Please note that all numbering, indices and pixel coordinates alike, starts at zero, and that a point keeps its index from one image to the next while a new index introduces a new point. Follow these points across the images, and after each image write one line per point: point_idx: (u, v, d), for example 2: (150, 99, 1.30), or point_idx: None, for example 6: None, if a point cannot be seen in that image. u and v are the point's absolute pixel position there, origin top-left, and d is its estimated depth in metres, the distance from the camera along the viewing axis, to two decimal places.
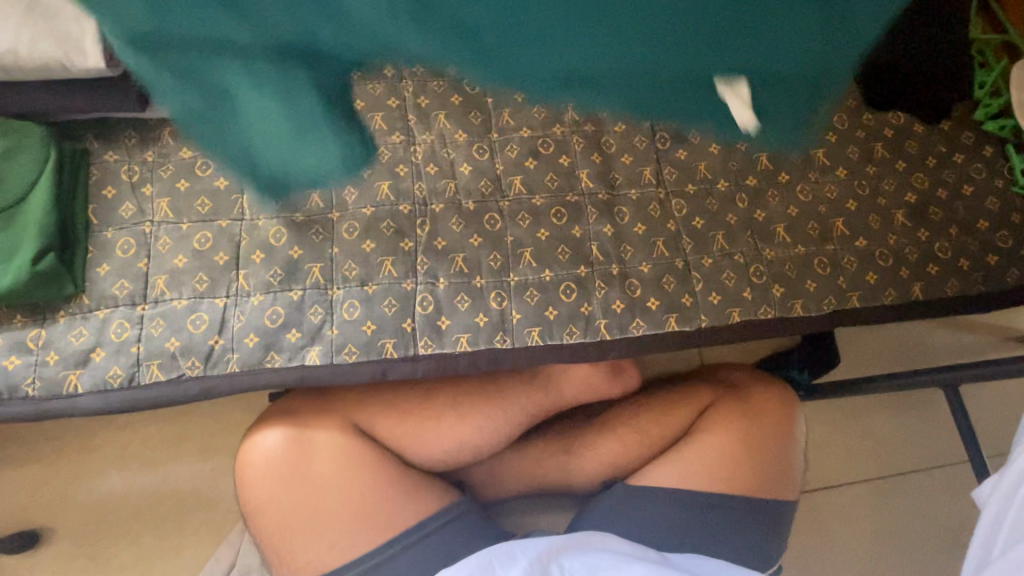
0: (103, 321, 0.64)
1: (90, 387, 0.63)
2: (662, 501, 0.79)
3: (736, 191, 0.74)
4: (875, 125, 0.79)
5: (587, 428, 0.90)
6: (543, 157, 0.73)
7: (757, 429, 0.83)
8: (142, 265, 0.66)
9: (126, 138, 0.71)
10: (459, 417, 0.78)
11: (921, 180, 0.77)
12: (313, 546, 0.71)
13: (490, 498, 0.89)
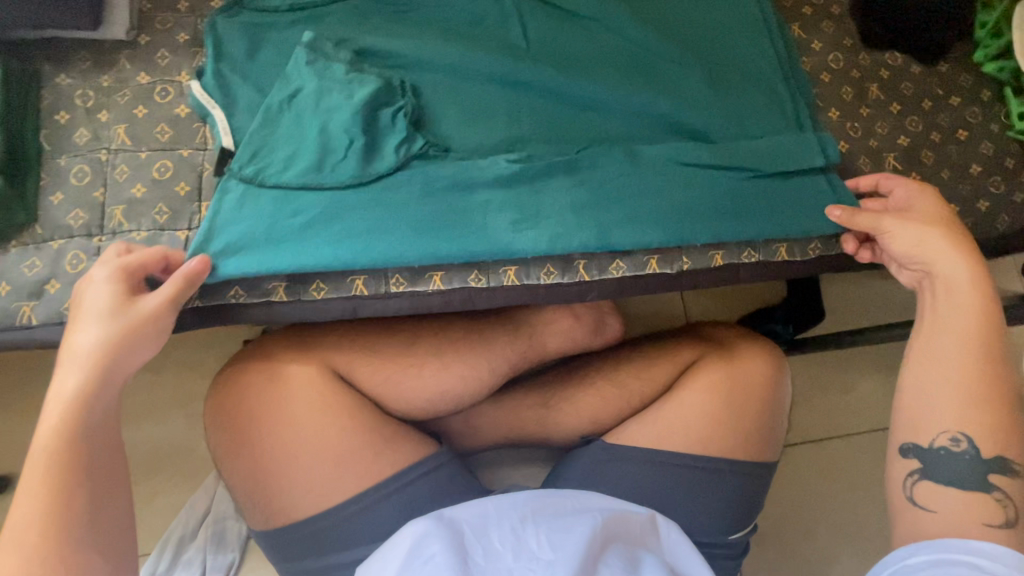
0: (58, 252, 0.61)
1: (45, 319, 0.60)
2: (641, 452, 0.78)
3: None
4: (871, 65, 0.76)
5: (569, 381, 0.89)
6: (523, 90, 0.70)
7: (745, 382, 0.81)
8: (98, 194, 0.63)
9: (80, 60, 0.67)
10: (440, 365, 0.75)
11: (915, 123, 0.74)
12: (284, 492, 0.68)
13: (469, 448, 0.88)
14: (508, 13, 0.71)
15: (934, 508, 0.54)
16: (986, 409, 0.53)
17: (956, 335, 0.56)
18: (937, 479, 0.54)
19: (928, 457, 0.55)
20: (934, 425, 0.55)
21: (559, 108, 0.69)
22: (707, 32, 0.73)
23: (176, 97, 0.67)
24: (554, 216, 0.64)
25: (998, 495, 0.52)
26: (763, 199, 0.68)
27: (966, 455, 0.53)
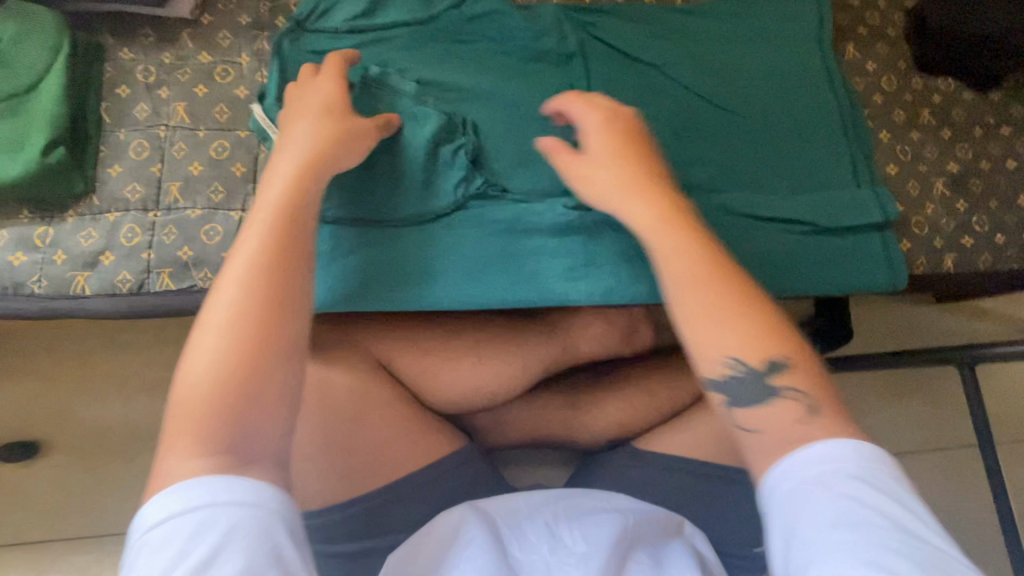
0: (114, 224, 0.62)
1: (98, 291, 0.60)
2: (668, 459, 0.79)
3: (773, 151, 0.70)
4: (923, 89, 0.76)
5: (597, 385, 0.90)
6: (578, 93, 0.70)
7: None
8: (155, 170, 0.64)
9: (143, 36, 0.67)
10: (478, 360, 0.76)
11: (964, 151, 0.74)
12: (318, 476, 0.68)
13: (494, 444, 0.88)
14: (571, 50, 0.70)
15: (758, 428, 0.46)
16: (754, 326, 0.46)
17: (689, 277, 0.48)
18: (745, 403, 0.46)
19: (730, 392, 0.46)
20: (707, 355, 0.47)
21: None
22: (769, 80, 0.72)
23: (236, 78, 0.67)
24: (607, 264, 0.65)
25: (790, 396, 0.45)
26: (818, 256, 0.68)
27: (746, 375, 0.46)
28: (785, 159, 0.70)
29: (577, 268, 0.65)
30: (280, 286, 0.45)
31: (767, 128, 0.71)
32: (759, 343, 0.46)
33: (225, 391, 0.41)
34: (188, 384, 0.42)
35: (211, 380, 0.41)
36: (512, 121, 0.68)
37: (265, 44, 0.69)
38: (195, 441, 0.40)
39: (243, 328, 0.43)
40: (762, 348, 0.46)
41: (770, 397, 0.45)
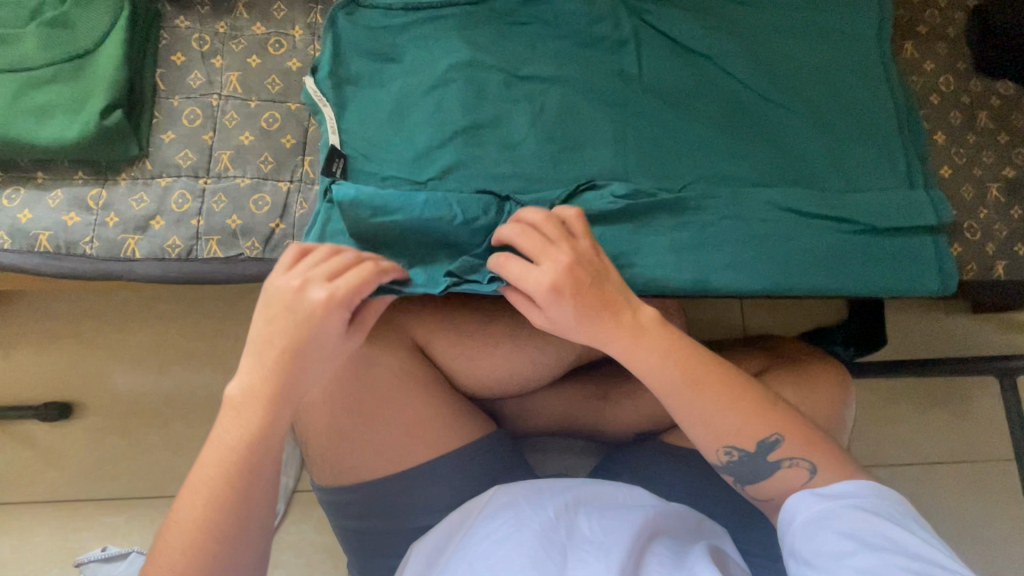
0: (165, 189, 0.62)
1: (148, 254, 0.61)
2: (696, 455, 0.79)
3: (824, 147, 0.69)
4: (982, 92, 0.74)
5: (627, 378, 0.90)
6: (628, 80, 0.69)
7: (814, 398, 0.79)
8: (207, 138, 0.64)
9: (199, 4, 0.67)
10: (515, 345, 0.76)
11: (1022, 156, 0.72)
12: (352, 450, 0.69)
13: (519, 432, 0.88)
14: (625, 37, 0.69)
15: (758, 481, 0.59)
16: (750, 418, 0.58)
17: (681, 385, 0.58)
18: (749, 480, 0.60)
19: (735, 472, 0.60)
20: (713, 449, 0.59)
21: (666, 141, 0.68)
22: (822, 75, 0.71)
23: (289, 50, 0.67)
24: (654, 253, 0.64)
25: (787, 462, 0.58)
26: (866, 257, 0.67)
27: (740, 458, 0.59)
28: (838, 158, 0.69)
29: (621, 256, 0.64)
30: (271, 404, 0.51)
31: (821, 126, 0.70)
32: (756, 428, 0.58)
33: (190, 551, 0.47)
34: (170, 530, 0.48)
35: (193, 516, 0.48)
36: (562, 104, 0.68)
37: (319, 17, 0.69)
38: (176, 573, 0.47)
39: (213, 507, 0.48)
40: (756, 431, 0.58)
41: (775, 466, 0.58)
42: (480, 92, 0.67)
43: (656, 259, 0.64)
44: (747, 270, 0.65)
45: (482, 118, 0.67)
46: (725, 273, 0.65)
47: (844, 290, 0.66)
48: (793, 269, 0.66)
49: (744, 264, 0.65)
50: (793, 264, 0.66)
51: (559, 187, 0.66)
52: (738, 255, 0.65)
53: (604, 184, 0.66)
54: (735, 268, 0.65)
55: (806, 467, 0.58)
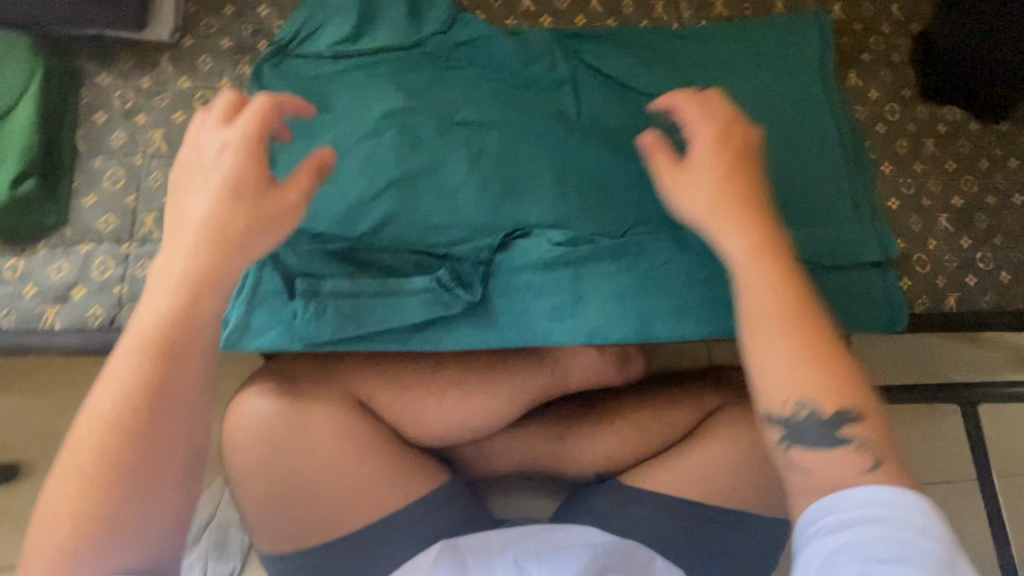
0: (86, 257, 0.60)
1: (68, 326, 0.58)
2: (657, 499, 0.78)
3: (770, 182, 0.68)
4: (928, 119, 0.73)
5: (589, 417, 0.89)
6: (567, 121, 0.67)
7: (767, 441, 0.79)
8: (130, 201, 0.62)
9: (121, 60, 0.65)
10: (463, 395, 0.75)
11: (969, 184, 0.71)
12: (297, 513, 0.67)
13: (481, 474, 0.87)
14: (561, 78, 0.68)
15: (809, 469, 0.43)
16: (831, 418, 0.41)
17: (751, 254, 0.45)
18: (804, 443, 0.42)
19: (790, 427, 0.43)
20: (783, 381, 0.42)
21: (608, 182, 0.66)
22: (765, 108, 0.70)
23: (215, 104, 0.65)
24: (596, 303, 0.63)
25: (852, 446, 0.41)
26: (812, 294, 0.65)
27: (811, 412, 0.42)
28: (784, 193, 0.68)
29: (562, 306, 0.63)
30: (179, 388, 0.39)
31: (765, 161, 0.68)
32: (834, 408, 0.41)
33: (99, 489, 0.37)
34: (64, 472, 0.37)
35: (105, 444, 0.37)
36: (499, 148, 0.66)
37: (247, 69, 0.67)
38: (85, 491, 0.37)
39: (116, 443, 0.38)
40: (837, 396, 0.42)
41: (834, 445, 0.42)
42: (414, 139, 0.65)
43: (598, 308, 0.63)
44: (693, 315, 0.64)
45: (416, 166, 0.64)
46: (669, 319, 0.63)
47: None
48: (739, 312, 0.64)
49: (689, 309, 0.64)
50: (739, 307, 0.64)
51: (498, 234, 0.64)
52: (683, 300, 0.64)
53: (544, 230, 0.64)
54: (680, 313, 0.64)
55: (869, 465, 0.41)
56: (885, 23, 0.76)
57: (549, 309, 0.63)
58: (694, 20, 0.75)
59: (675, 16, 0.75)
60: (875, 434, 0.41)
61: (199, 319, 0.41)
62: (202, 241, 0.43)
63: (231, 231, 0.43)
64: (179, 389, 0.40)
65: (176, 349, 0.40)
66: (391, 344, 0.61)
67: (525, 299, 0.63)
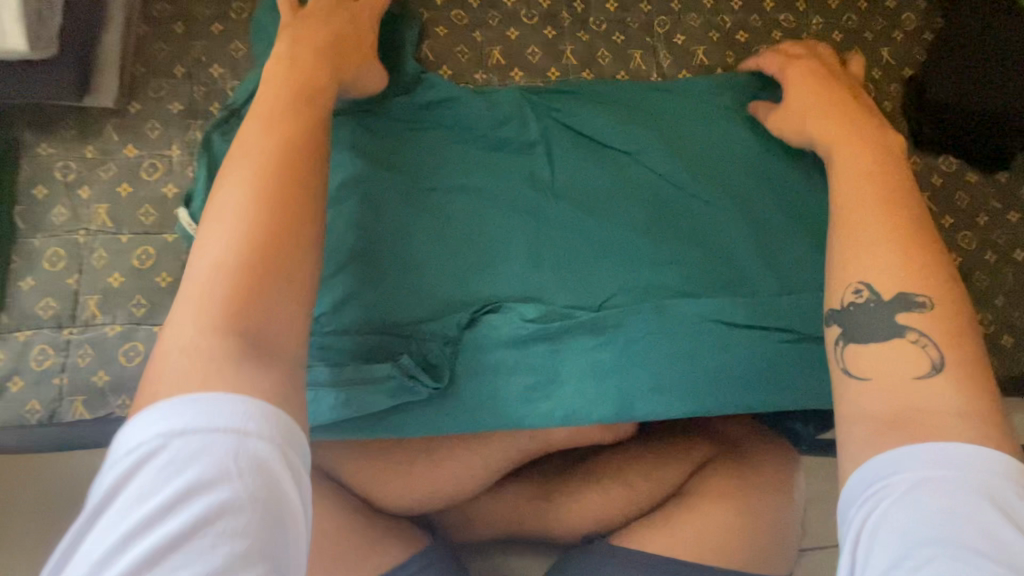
0: (24, 345, 0.56)
1: (4, 422, 0.55)
2: (653, 560, 0.72)
3: (756, 245, 0.64)
4: (923, 170, 0.69)
5: (572, 473, 0.86)
6: (539, 183, 0.64)
7: (758, 490, 0.79)
8: (72, 282, 0.58)
9: (64, 128, 0.61)
10: (434, 462, 0.74)
11: (967, 239, 0.68)
12: None
13: (461, 541, 0.83)
14: (532, 138, 0.65)
15: (872, 375, 0.44)
16: (900, 260, 0.45)
17: (841, 194, 0.51)
18: (863, 338, 0.45)
19: (848, 320, 0.46)
20: (840, 276, 0.47)
21: (584, 248, 0.62)
22: (749, 163, 0.66)
23: (164, 174, 0.62)
24: (573, 381, 0.59)
25: (916, 338, 0.43)
26: (804, 366, 0.61)
27: (870, 303, 0.45)
28: (772, 257, 0.64)
29: (536, 386, 0.59)
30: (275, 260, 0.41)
31: (752, 222, 0.64)
32: (902, 280, 0.45)
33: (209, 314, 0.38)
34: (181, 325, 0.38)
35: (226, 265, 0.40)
36: (467, 215, 0.62)
37: (199, 134, 0.63)
38: (220, 310, 0.38)
39: (231, 273, 0.40)
40: (904, 283, 0.45)
41: (893, 334, 0.44)
42: (375, 207, 0.61)
43: (574, 387, 0.59)
44: (677, 391, 0.60)
45: (377, 237, 0.60)
46: (650, 396, 0.60)
47: (781, 402, 0.61)
48: (725, 386, 0.60)
49: (673, 384, 0.60)
50: (724, 381, 0.60)
51: (465, 309, 0.60)
52: (665, 376, 0.60)
53: (517, 304, 0.60)
54: (662, 391, 0.60)
55: (933, 362, 0.42)
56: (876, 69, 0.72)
57: (523, 390, 0.59)
58: (674, 70, 0.72)
59: (653, 66, 0.72)
60: (948, 353, 0.42)
61: (300, 178, 0.45)
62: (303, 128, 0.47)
63: (315, 131, 0.48)
64: (290, 227, 0.42)
65: (280, 220, 0.42)
66: (354, 433, 0.57)
67: (497, 380, 0.59)
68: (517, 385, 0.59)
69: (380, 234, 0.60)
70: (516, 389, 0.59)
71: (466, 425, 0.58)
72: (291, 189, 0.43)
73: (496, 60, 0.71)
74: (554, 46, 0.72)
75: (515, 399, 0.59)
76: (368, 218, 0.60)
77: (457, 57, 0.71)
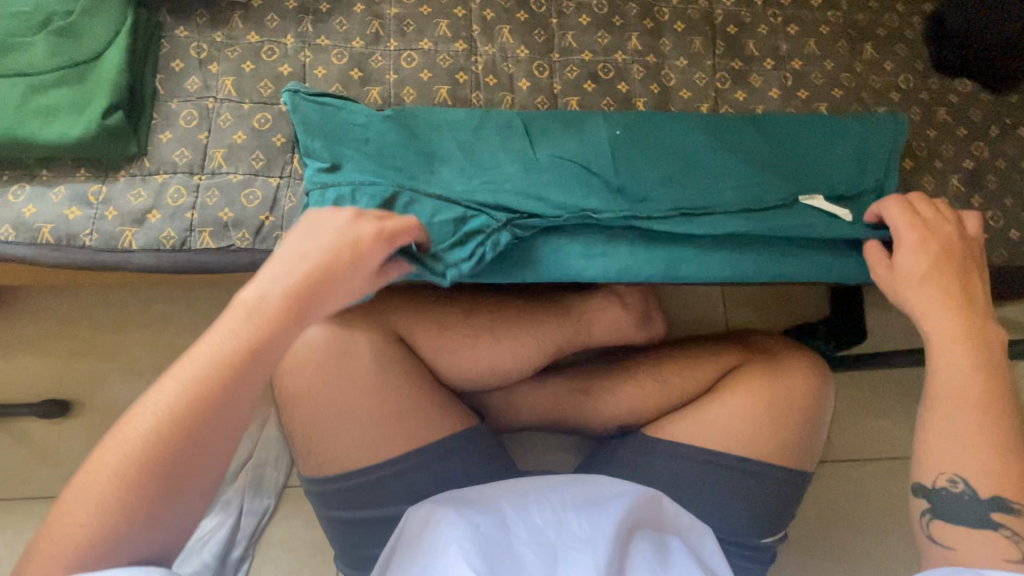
0: (161, 185, 0.66)
1: (144, 246, 0.64)
2: (677, 447, 0.81)
3: (787, 140, 0.72)
4: (940, 91, 0.78)
5: (610, 371, 0.93)
6: (601, 82, 0.74)
7: (787, 388, 0.83)
8: (202, 138, 0.68)
9: (198, 16, 0.72)
10: (493, 338, 0.82)
11: (980, 149, 0.75)
12: (341, 437, 0.73)
13: (506, 426, 0.91)
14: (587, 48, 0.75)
15: (954, 545, 0.54)
16: (993, 453, 0.53)
17: (957, 378, 0.56)
18: (950, 519, 0.54)
19: (936, 498, 0.55)
20: (932, 465, 0.55)
21: (643, 148, 0.69)
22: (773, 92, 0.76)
23: (280, 57, 0.72)
24: (625, 243, 0.67)
25: (1006, 530, 0.51)
26: (827, 250, 0.69)
27: (963, 494, 0.53)
28: (808, 159, 0.71)
29: (593, 248, 0.67)
30: (193, 403, 0.41)
31: (787, 142, 0.72)
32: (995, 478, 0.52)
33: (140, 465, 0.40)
34: (70, 501, 0.40)
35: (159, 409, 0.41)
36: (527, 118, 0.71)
37: (310, 27, 0.73)
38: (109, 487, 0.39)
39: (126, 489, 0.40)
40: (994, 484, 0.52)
41: (985, 526, 0.52)
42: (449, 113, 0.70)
43: (628, 252, 0.67)
44: (718, 258, 0.68)
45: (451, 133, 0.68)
46: (695, 262, 0.68)
47: (809, 275, 0.70)
48: (760, 259, 0.68)
49: (715, 253, 0.68)
50: (760, 254, 0.68)
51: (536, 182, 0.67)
52: (707, 247, 0.68)
53: (590, 183, 0.67)
54: (703, 258, 0.68)
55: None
56: (899, 3, 0.81)
57: (581, 250, 0.67)
58: None
59: None
60: None
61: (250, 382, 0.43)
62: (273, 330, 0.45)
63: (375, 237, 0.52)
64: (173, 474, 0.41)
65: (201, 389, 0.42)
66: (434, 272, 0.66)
67: (559, 243, 0.67)
68: (578, 246, 0.67)
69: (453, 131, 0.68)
70: (575, 249, 0.67)
71: (533, 275, 0.67)
72: (220, 400, 0.42)
73: None
74: None
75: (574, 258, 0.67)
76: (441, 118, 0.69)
77: None
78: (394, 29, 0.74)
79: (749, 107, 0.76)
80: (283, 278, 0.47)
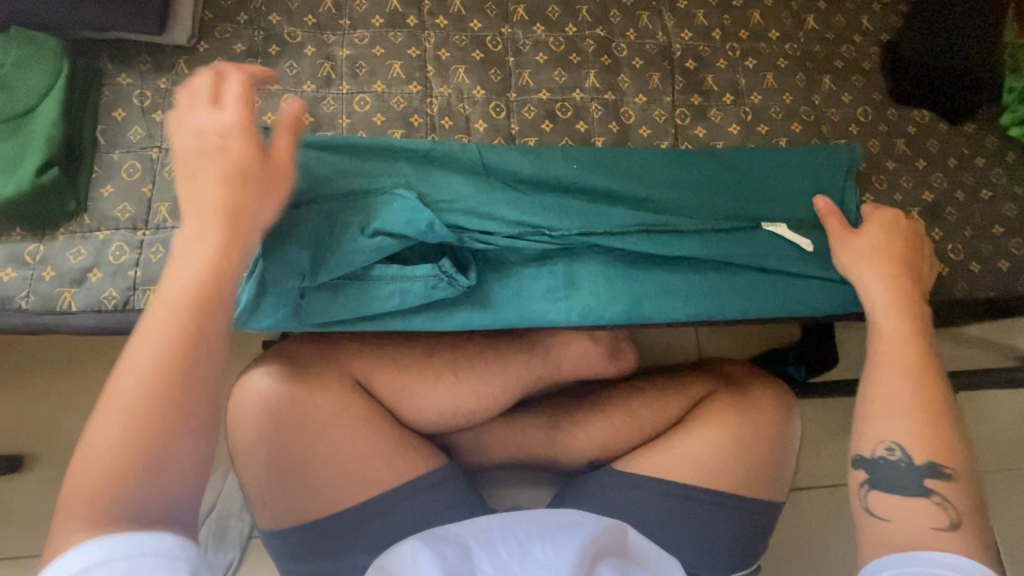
0: (103, 242, 0.64)
1: (85, 307, 0.62)
2: (646, 484, 0.80)
3: (745, 174, 0.71)
4: (898, 121, 0.78)
5: (579, 407, 0.92)
6: (560, 121, 0.73)
7: (755, 422, 0.83)
8: (146, 190, 0.66)
9: (141, 62, 0.70)
10: (458, 380, 0.80)
11: (938, 180, 0.76)
12: (298, 491, 0.70)
13: (476, 466, 0.89)
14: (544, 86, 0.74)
15: (888, 516, 0.53)
16: (922, 422, 0.55)
17: (892, 350, 0.59)
18: (884, 487, 0.54)
19: (875, 467, 0.55)
20: (871, 434, 0.56)
21: (600, 181, 0.68)
22: (734, 125, 0.76)
23: None
24: (587, 287, 0.66)
25: (937, 499, 0.52)
26: (789, 286, 0.68)
27: (901, 461, 0.54)
28: (767, 190, 0.71)
29: (554, 293, 0.66)
30: (180, 357, 0.42)
31: (744, 172, 0.71)
32: (935, 448, 0.53)
33: (147, 429, 0.40)
34: (77, 485, 0.39)
35: (142, 379, 0.41)
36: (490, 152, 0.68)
37: (259, 71, 0.71)
38: (125, 448, 0.40)
39: (146, 443, 0.40)
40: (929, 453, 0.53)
41: (919, 493, 0.52)
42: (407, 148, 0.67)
43: (590, 294, 0.66)
44: (681, 299, 0.67)
45: (409, 170, 0.66)
46: (657, 301, 0.66)
47: (777, 310, 0.68)
48: (723, 296, 0.67)
49: (677, 293, 0.67)
50: (723, 291, 0.67)
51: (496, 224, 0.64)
52: (670, 286, 0.67)
53: (548, 218, 0.65)
54: (665, 297, 0.67)
55: (953, 520, 0.50)
56: (856, 33, 0.81)
57: (539, 297, 0.66)
58: (677, 30, 0.78)
59: (658, 25, 0.78)
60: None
61: (200, 319, 0.44)
62: (225, 270, 0.46)
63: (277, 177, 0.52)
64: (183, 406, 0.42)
65: (177, 344, 0.42)
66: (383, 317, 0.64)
67: (517, 286, 0.66)
68: (538, 288, 0.66)
69: (410, 169, 0.66)
70: (534, 293, 0.66)
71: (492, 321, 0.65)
72: (197, 348, 0.43)
73: (521, 16, 0.76)
74: (572, 5, 0.77)
75: (533, 303, 0.66)
76: (398, 156, 0.67)
77: (486, 10, 0.76)
78: (346, 71, 0.72)
79: (709, 144, 0.75)
80: (211, 215, 0.48)
